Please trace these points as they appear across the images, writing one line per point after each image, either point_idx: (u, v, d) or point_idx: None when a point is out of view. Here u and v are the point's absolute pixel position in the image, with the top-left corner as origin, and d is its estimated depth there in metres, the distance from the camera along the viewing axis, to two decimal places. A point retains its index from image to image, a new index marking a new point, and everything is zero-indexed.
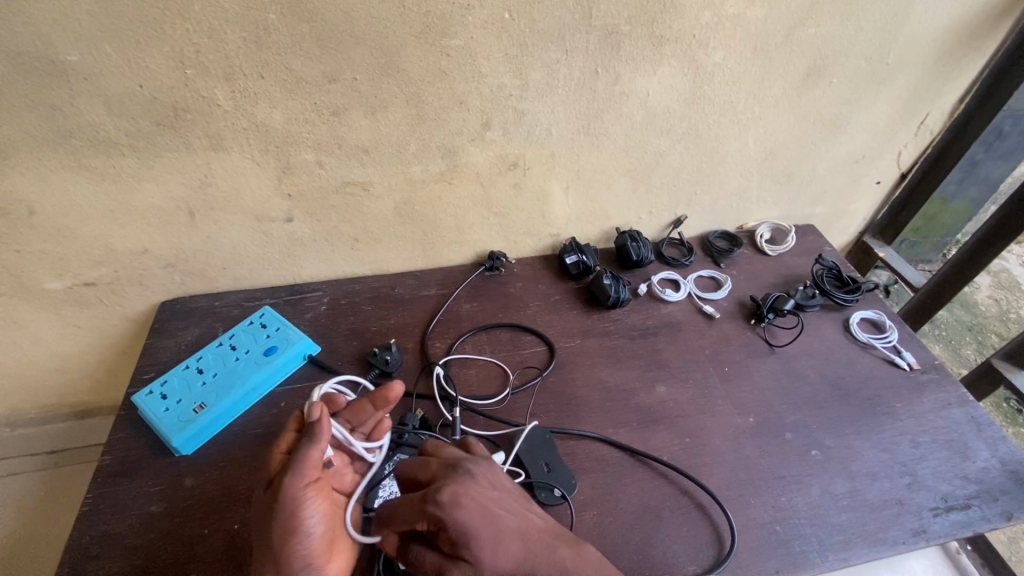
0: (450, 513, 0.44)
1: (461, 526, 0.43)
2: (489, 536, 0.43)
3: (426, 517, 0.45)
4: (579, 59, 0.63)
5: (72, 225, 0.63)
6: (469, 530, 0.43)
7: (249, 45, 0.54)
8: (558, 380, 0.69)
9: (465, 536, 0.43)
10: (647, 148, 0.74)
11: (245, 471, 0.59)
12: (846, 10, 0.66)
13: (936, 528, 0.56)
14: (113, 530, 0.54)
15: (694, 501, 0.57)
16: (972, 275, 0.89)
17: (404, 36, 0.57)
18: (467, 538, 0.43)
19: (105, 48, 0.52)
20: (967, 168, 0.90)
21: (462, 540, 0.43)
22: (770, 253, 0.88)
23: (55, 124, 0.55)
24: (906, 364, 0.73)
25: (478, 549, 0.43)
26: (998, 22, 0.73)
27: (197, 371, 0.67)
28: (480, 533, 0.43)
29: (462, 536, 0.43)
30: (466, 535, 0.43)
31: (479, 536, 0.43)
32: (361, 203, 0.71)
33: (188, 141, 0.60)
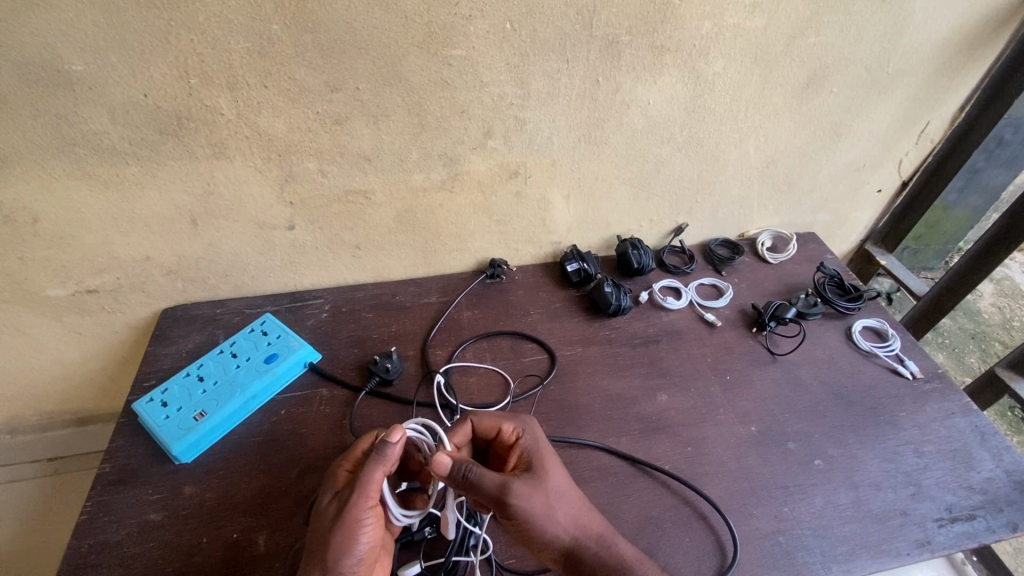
0: (535, 435, 0.53)
1: (539, 447, 0.52)
2: (556, 464, 0.51)
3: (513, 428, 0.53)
4: (580, 69, 0.63)
5: (76, 233, 0.64)
6: (545, 450, 0.52)
7: (252, 55, 0.55)
8: (558, 388, 0.69)
9: (540, 452, 0.52)
10: (647, 156, 0.75)
11: (245, 479, 0.59)
12: (845, 19, 0.66)
13: (940, 540, 0.56)
14: (111, 538, 0.54)
15: (696, 511, 0.57)
16: (975, 283, 0.89)
17: (406, 46, 0.57)
18: (538, 455, 0.51)
19: (110, 58, 0.52)
20: (969, 176, 0.90)
21: (536, 456, 0.51)
22: (771, 261, 0.88)
23: (59, 133, 0.56)
24: (909, 373, 0.72)
25: (546, 468, 0.50)
26: (997, 31, 0.73)
27: (197, 379, 0.67)
28: (552, 459, 0.52)
29: (539, 451, 0.52)
30: (540, 454, 0.51)
31: (550, 465, 0.51)
32: (363, 211, 0.71)
33: (191, 150, 0.60)
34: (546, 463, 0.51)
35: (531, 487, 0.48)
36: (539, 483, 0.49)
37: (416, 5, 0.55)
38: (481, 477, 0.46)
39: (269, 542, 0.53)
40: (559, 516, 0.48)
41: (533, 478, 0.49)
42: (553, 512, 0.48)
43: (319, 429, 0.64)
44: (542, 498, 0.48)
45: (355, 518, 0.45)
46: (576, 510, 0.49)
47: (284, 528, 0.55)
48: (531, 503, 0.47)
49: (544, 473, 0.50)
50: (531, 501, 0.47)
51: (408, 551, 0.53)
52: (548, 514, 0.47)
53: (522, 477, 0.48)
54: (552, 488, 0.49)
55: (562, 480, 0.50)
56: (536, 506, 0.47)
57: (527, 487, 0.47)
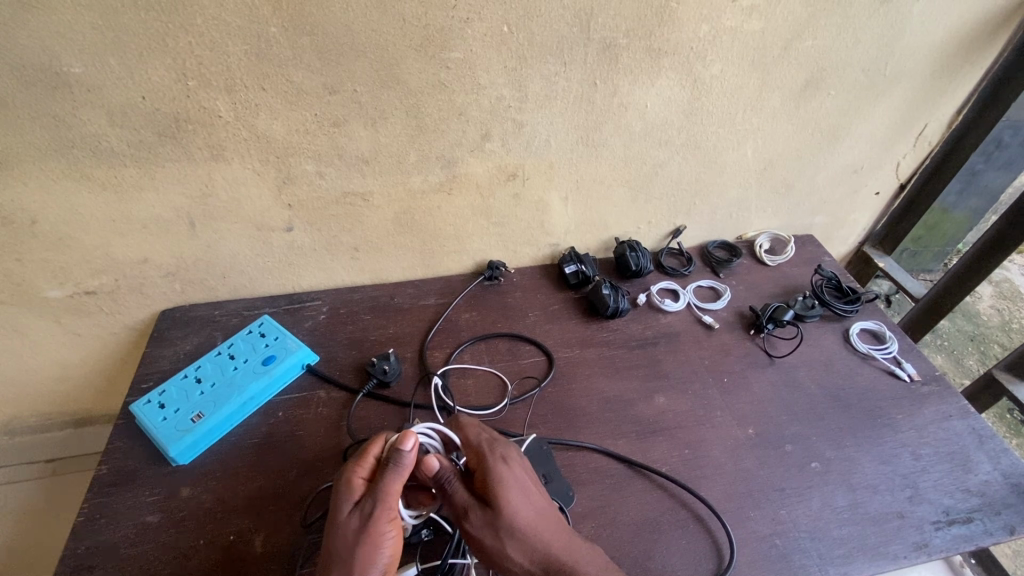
0: (498, 463, 0.49)
1: (498, 476, 0.49)
2: (516, 494, 0.48)
3: (478, 452, 0.51)
4: (578, 72, 0.64)
5: (75, 235, 0.64)
6: (505, 482, 0.48)
7: (250, 58, 0.55)
8: (556, 390, 0.69)
9: (499, 485, 0.48)
10: (645, 159, 0.75)
11: (243, 481, 0.59)
12: (843, 23, 0.67)
13: (937, 542, 0.56)
14: (108, 540, 0.54)
15: (693, 514, 0.57)
16: (973, 285, 0.89)
17: (404, 49, 0.58)
18: (494, 486, 0.48)
19: (109, 60, 0.52)
20: (967, 179, 0.90)
21: (493, 491, 0.48)
22: (770, 263, 0.88)
23: (58, 135, 0.56)
24: (907, 376, 0.73)
25: (502, 499, 0.47)
26: (995, 34, 0.73)
27: (195, 380, 0.67)
28: (513, 492, 0.48)
29: (497, 484, 0.48)
30: (499, 486, 0.48)
31: (506, 495, 0.48)
32: (361, 213, 0.71)
33: (190, 152, 0.60)
34: (501, 497, 0.47)
35: (483, 519, 0.47)
36: (491, 518, 0.47)
37: (414, 8, 0.55)
38: (451, 490, 0.48)
39: (266, 544, 0.54)
40: (512, 552, 0.46)
41: (487, 512, 0.47)
42: (505, 547, 0.46)
43: (317, 431, 0.64)
44: (492, 534, 0.47)
45: (379, 531, 0.45)
46: (533, 543, 0.47)
47: (281, 530, 0.55)
48: (482, 536, 0.47)
49: (499, 507, 0.47)
50: (482, 535, 0.47)
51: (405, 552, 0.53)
52: (500, 548, 0.46)
53: (476, 510, 0.47)
54: (504, 525, 0.47)
55: (520, 516, 0.47)
56: (486, 540, 0.47)
57: (478, 521, 0.47)
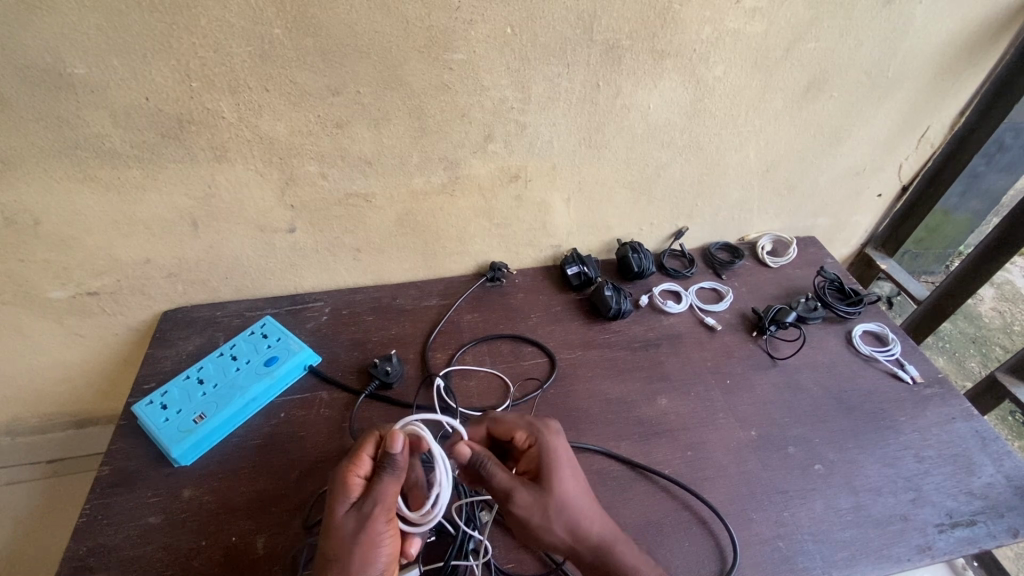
0: (550, 439, 0.51)
1: (552, 453, 0.50)
2: (569, 473, 0.50)
3: (529, 432, 0.52)
4: (581, 73, 0.64)
5: (77, 235, 0.64)
6: (558, 459, 0.50)
7: (254, 58, 0.55)
8: (558, 392, 0.69)
9: (551, 460, 0.50)
10: (648, 161, 0.75)
11: (244, 482, 0.59)
12: (846, 25, 0.67)
13: (941, 545, 0.55)
14: (110, 541, 0.54)
15: (696, 516, 0.57)
16: (975, 287, 0.89)
17: (407, 50, 0.58)
18: (549, 464, 0.50)
19: (113, 61, 0.52)
20: (969, 181, 0.90)
21: (544, 467, 0.50)
22: (771, 265, 0.88)
23: (61, 135, 0.56)
24: (909, 378, 0.72)
25: (554, 477, 0.49)
26: (997, 36, 0.73)
27: (197, 382, 0.67)
28: (564, 469, 0.50)
29: (550, 460, 0.50)
30: (550, 464, 0.50)
31: (559, 471, 0.50)
32: (364, 214, 0.71)
33: (192, 153, 0.60)
34: (552, 475, 0.49)
35: (530, 496, 0.48)
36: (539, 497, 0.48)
37: (417, 10, 0.55)
38: (492, 473, 0.49)
39: (268, 545, 0.53)
40: (557, 529, 0.48)
41: (536, 491, 0.48)
42: (551, 524, 0.48)
43: (319, 432, 0.64)
44: (541, 511, 0.48)
45: (375, 532, 0.45)
46: (578, 522, 0.48)
47: (284, 531, 0.55)
48: (529, 515, 0.48)
49: (548, 484, 0.49)
50: (529, 514, 0.48)
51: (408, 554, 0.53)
52: (546, 526, 0.48)
53: (522, 489, 0.48)
54: (553, 503, 0.48)
55: (568, 493, 0.49)
56: (533, 519, 0.48)
57: (525, 500, 0.48)
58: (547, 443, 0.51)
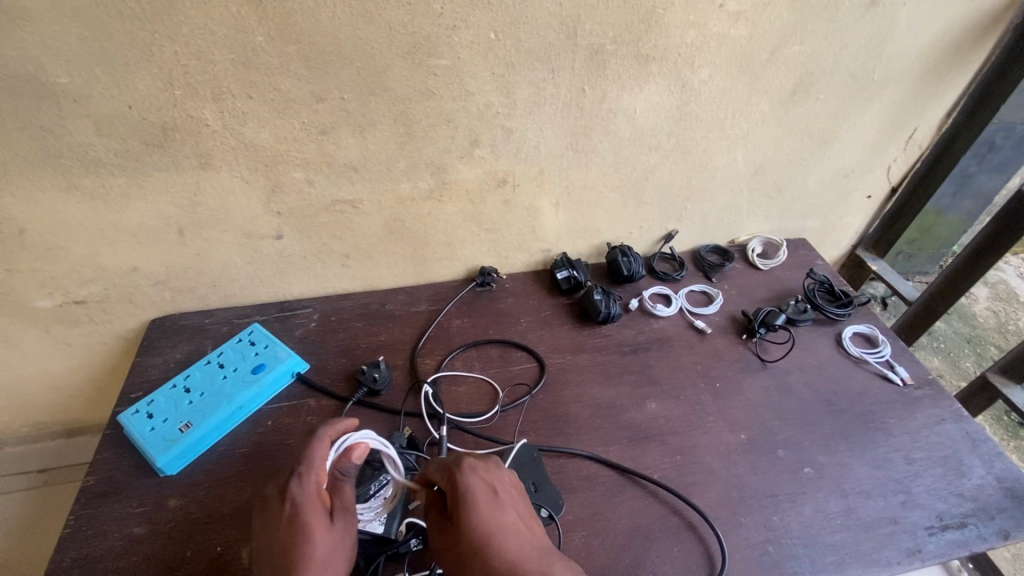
0: (459, 480, 0.47)
1: (457, 492, 0.46)
2: (477, 510, 0.45)
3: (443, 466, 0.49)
4: (566, 78, 0.64)
5: (62, 244, 0.63)
6: (467, 499, 0.46)
7: (237, 66, 0.55)
8: (547, 397, 0.69)
9: (459, 502, 0.46)
10: (636, 164, 0.75)
11: (230, 491, 0.58)
12: (830, 27, 0.67)
13: (931, 548, 0.55)
14: (93, 552, 0.53)
15: (685, 521, 0.56)
16: (966, 288, 0.88)
17: (390, 56, 0.58)
18: (453, 502, 0.46)
19: (94, 70, 0.52)
20: (959, 180, 0.91)
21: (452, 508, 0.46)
22: (762, 267, 0.88)
23: (44, 145, 0.56)
24: (900, 379, 0.72)
25: (460, 518, 0.45)
26: (983, 38, 0.74)
27: (184, 390, 0.67)
28: (471, 510, 0.45)
29: (457, 498, 0.46)
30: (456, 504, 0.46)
31: (462, 511, 0.45)
32: (352, 220, 0.71)
33: (177, 161, 0.60)
34: (460, 515, 0.45)
35: (443, 538, 0.47)
36: (452, 538, 0.45)
37: (400, 16, 0.55)
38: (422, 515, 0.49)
39: (253, 556, 0.53)
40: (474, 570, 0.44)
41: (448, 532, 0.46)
42: (469, 567, 0.44)
43: (305, 440, 0.63)
44: (456, 554, 0.45)
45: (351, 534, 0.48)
46: (497, 559, 0.43)
47: None
48: (448, 557, 0.46)
49: (458, 526, 0.45)
50: (445, 556, 0.46)
51: (395, 563, 0.52)
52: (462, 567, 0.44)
53: (439, 533, 0.47)
54: (463, 545, 0.45)
55: (479, 535, 0.44)
56: (450, 563, 0.45)
57: (441, 542, 0.47)
58: (455, 479, 0.47)
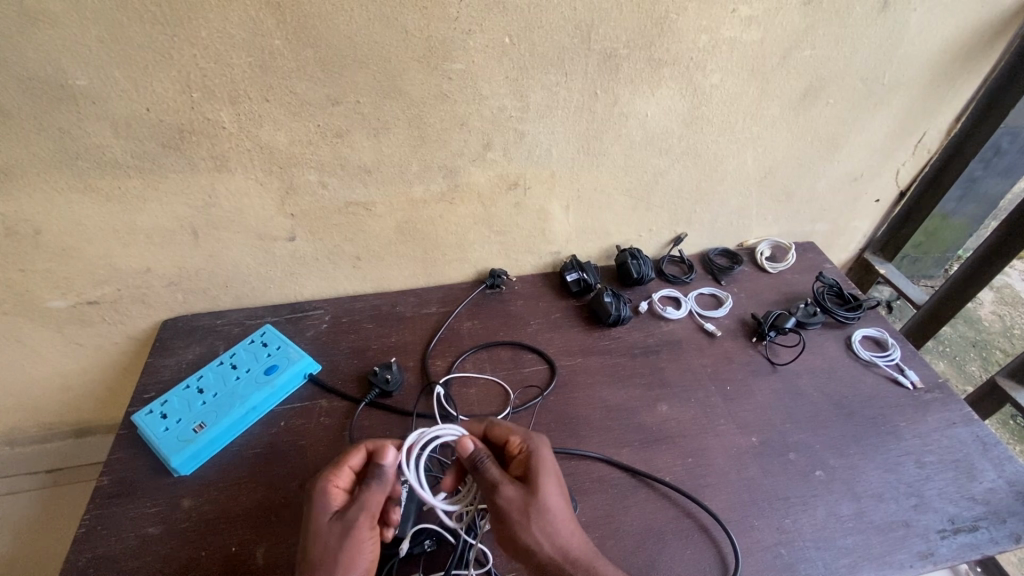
0: (542, 452, 0.49)
1: (540, 461, 0.48)
2: (554, 481, 0.48)
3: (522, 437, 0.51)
4: (579, 82, 0.64)
5: (77, 245, 0.64)
6: (547, 470, 0.48)
7: (254, 69, 0.55)
8: (558, 399, 0.69)
9: (541, 469, 0.48)
10: (646, 167, 0.75)
11: (244, 491, 0.58)
12: (841, 33, 0.67)
13: (943, 551, 0.55)
14: (109, 552, 0.53)
15: (697, 524, 0.57)
16: (975, 291, 0.89)
17: (406, 60, 0.58)
18: (536, 468, 0.48)
19: (114, 73, 0.53)
20: (966, 185, 0.91)
21: (532, 472, 0.48)
22: (771, 270, 0.88)
23: (62, 146, 0.56)
24: (909, 383, 0.72)
25: (541, 482, 0.47)
26: (992, 43, 0.74)
27: (197, 391, 0.67)
28: (551, 480, 0.48)
29: (541, 466, 0.48)
30: (537, 470, 0.48)
31: (544, 476, 0.47)
32: (364, 222, 0.71)
33: (193, 162, 0.60)
34: (539, 481, 0.47)
35: (512, 493, 0.46)
36: (524, 496, 0.46)
37: (416, 21, 0.56)
38: (486, 467, 0.47)
39: (268, 556, 0.53)
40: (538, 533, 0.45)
41: (521, 489, 0.46)
42: (531, 527, 0.45)
43: (318, 441, 0.64)
44: (521, 513, 0.45)
45: (361, 540, 0.45)
46: (557, 530, 0.46)
47: (284, 542, 0.54)
48: (510, 511, 0.45)
49: (536, 488, 0.47)
50: (511, 509, 0.45)
51: (409, 564, 0.53)
52: (524, 527, 0.45)
53: (509, 484, 0.46)
54: (534, 507, 0.46)
55: (552, 502, 0.46)
56: (512, 518, 0.45)
57: (511, 495, 0.46)
58: (540, 451, 0.49)
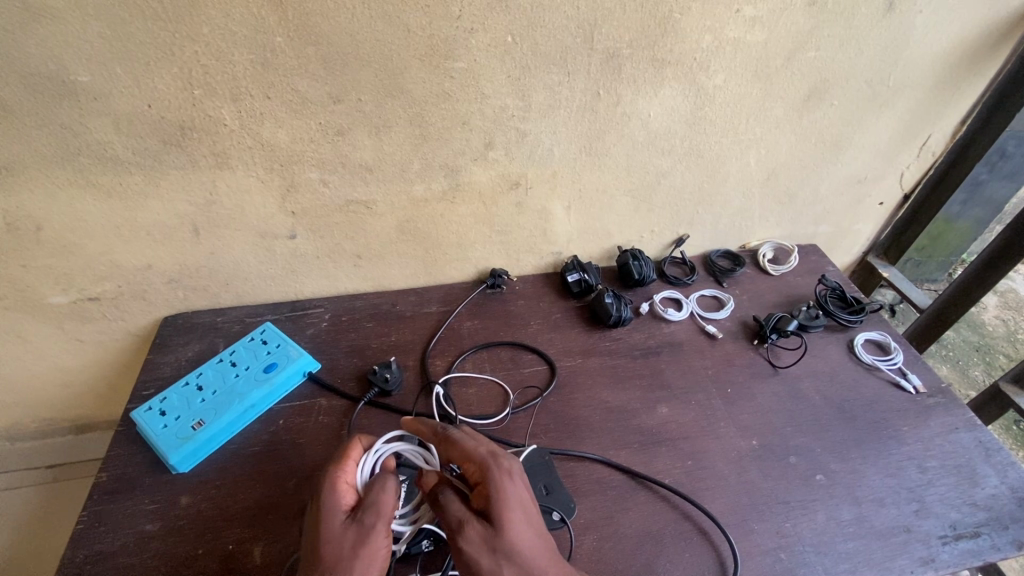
0: (503, 481, 0.46)
1: (504, 496, 0.46)
2: (520, 514, 0.46)
3: (481, 465, 0.47)
4: (581, 81, 0.64)
5: (78, 241, 0.64)
6: (508, 501, 0.46)
7: (256, 66, 0.55)
8: (558, 400, 0.69)
9: (500, 503, 0.45)
10: (649, 168, 0.75)
11: (241, 490, 0.58)
12: (845, 34, 0.67)
13: (944, 557, 0.55)
14: (106, 548, 0.53)
15: (697, 527, 0.56)
16: (978, 296, 0.88)
17: (408, 58, 0.58)
18: (499, 503, 0.45)
19: (115, 69, 0.53)
20: (970, 188, 0.91)
21: (495, 508, 0.45)
22: (773, 273, 0.88)
23: (64, 142, 0.56)
24: (912, 387, 0.72)
25: (506, 519, 0.45)
26: (998, 46, 0.74)
27: (196, 388, 0.67)
28: (515, 514, 0.45)
29: (501, 496, 0.46)
30: (501, 506, 0.45)
31: (508, 513, 0.45)
32: (365, 220, 0.71)
33: (194, 160, 0.60)
34: (504, 519, 0.45)
35: (474, 535, 0.44)
36: (489, 538, 0.44)
37: (418, 18, 0.55)
38: (448, 502, 0.46)
39: (265, 554, 0.53)
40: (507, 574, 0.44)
41: (486, 530, 0.44)
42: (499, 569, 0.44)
43: (317, 440, 0.63)
44: (489, 555, 0.44)
45: (374, 546, 0.44)
46: (528, 563, 0.44)
47: (281, 540, 0.54)
48: (478, 558, 0.44)
49: (501, 527, 0.44)
50: (476, 555, 0.44)
51: (405, 563, 0.53)
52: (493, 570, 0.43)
53: (473, 525, 0.45)
54: (502, 545, 0.44)
55: (519, 541, 0.44)
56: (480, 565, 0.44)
57: (475, 539, 0.44)
58: (500, 481, 0.46)
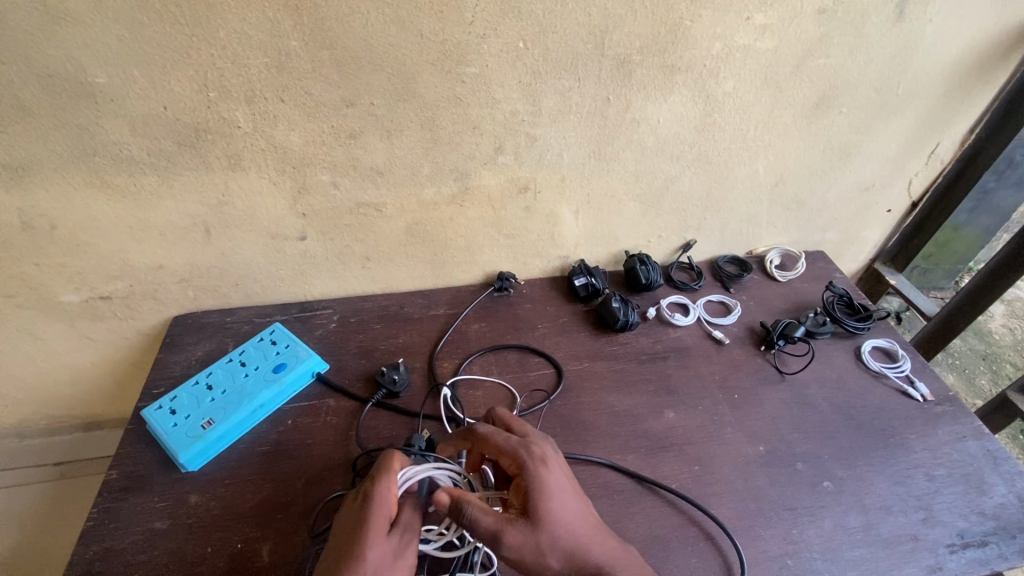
0: (538, 467, 0.48)
1: (542, 482, 0.47)
2: (561, 498, 0.47)
3: (515, 457, 0.49)
4: (591, 87, 0.64)
5: (92, 241, 0.65)
6: (548, 490, 0.47)
7: (271, 70, 0.56)
8: (565, 404, 0.69)
9: (540, 492, 0.47)
10: (657, 173, 0.75)
11: (250, 489, 0.59)
12: (855, 42, 0.67)
13: (952, 566, 0.55)
14: (116, 545, 0.54)
15: (703, 532, 0.56)
16: (986, 305, 0.88)
17: (420, 63, 0.58)
18: (538, 493, 0.46)
19: (131, 71, 0.53)
20: (978, 197, 0.91)
21: (535, 494, 0.46)
22: (781, 279, 0.88)
23: (81, 142, 0.57)
24: (919, 396, 0.72)
25: (546, 507, 0.46)
26: (1007, 55, 0.74)
27: (206, 388, 0.67)
28: (555, 499, 0.47)
29: (542, 485, 0.47)
30: (541, 491, 0.47)
31: (550, 497, 0.47)
32: (374, 223, 0.72)
33: (208, 161, 0.61)
34: (544, 505, 0.46)
35: (514, 538, 0.44)
36: (530, 532, 0.45)
37: (431, 24, 0.56)
38: (475, 519, 0.44)
39: (273, 554, 0.53)
40: (551, 562, 0.45)
41: (525, 526, 0.45)
42: (546, 557, 0.45)
43: (325, 440, 0.64)
44: (533, 551, 0.44)
45: (407, 562, 0.45)
46: (569, 547, 0.45)
47: (289, 540, 0.54)
48: (522, 554, 0.44)
49: (540, 518, 0.46)
50: (521, 553, 0.44)
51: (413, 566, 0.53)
52: (539, 562, 0.44)
53: (512, 530, 0.44)
54: (545, 537, 0.45)
55: (561, 525, 0.46)
56: (526, 560, 0.44)
57: (516, 539, 0.44)
58: (537, 470, 0.48)
